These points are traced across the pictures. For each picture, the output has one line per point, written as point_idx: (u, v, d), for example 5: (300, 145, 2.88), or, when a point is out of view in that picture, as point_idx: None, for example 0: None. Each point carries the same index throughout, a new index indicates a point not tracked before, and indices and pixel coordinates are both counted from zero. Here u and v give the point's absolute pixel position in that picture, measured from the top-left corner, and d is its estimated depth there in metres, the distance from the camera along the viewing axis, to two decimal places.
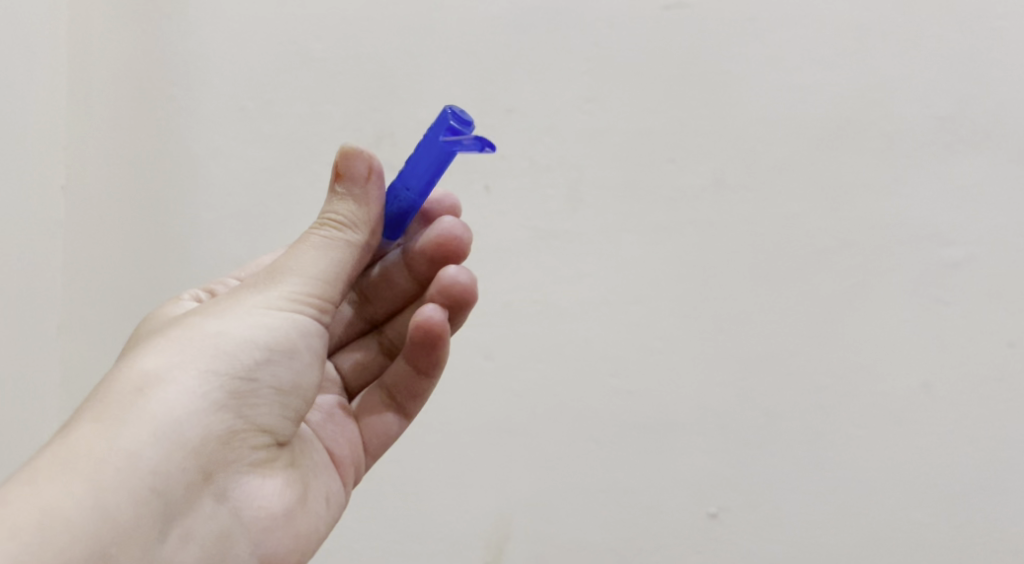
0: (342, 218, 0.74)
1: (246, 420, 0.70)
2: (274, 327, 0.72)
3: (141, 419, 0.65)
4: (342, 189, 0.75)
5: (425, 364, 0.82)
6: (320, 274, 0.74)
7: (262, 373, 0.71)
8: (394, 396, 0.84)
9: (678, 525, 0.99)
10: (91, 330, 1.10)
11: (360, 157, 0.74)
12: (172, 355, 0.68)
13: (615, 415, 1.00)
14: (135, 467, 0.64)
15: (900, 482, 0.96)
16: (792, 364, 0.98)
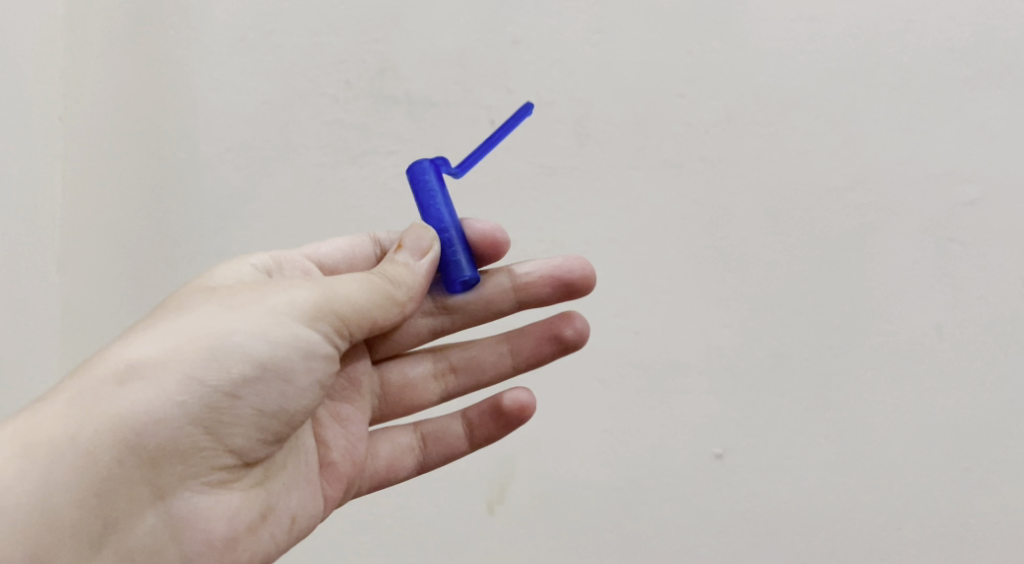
0: (386, 273, 0.76)
1: (214, 438, 0.69)
2: (276, 346, 0.70)
3: (116, 412, 0.68)
4: (405, 257, 0.78)
5: (478, 434, 0.86)
6: (346, 309, 0.73)
7: (245, 392, 0.70)
8: (424, 442, 0.86)
9: (688, 465, 0.98)
10: (85, 265, 1.08)
11: (430, 240, 0.79)
12: (169, 346, 0.69)
13: (622, 357, 0.98)
14: (93, 458, 0.67)
15: (908, 426, 0.95)
16: (806, 304, 0.96)
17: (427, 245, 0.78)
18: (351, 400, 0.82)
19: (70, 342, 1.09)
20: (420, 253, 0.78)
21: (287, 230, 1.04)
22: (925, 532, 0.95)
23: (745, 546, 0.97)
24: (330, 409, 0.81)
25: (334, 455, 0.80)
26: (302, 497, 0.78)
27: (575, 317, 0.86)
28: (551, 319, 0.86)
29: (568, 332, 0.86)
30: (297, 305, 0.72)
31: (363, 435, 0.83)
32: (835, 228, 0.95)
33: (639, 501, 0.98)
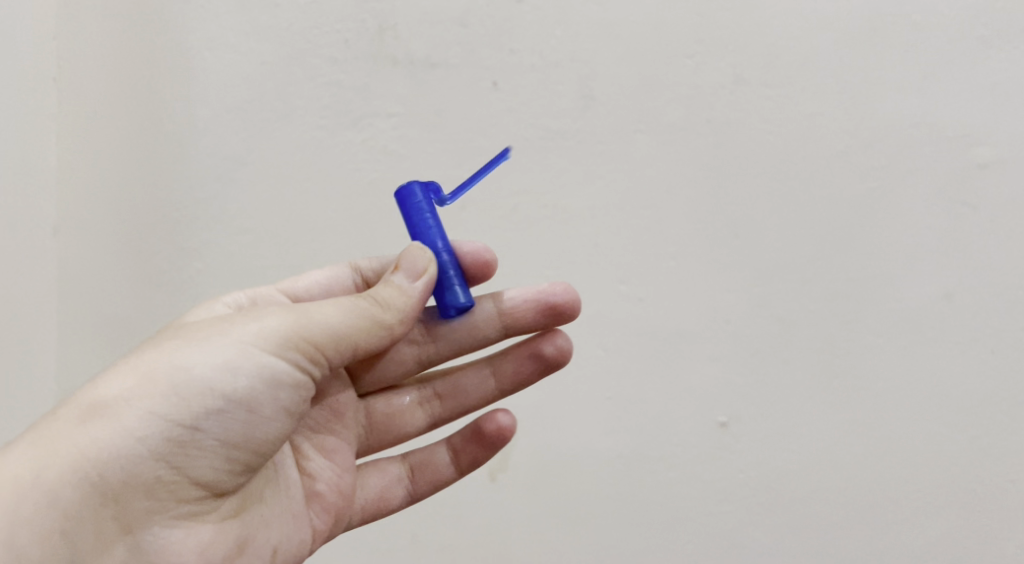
0: (378, 297, 0.75)
1: (178, 470, 0.69)
2: (240, 377, 0.70)
3: (82, 449, 0.68)
4: (399, 279, 0.76)
5: (463, 459, 0.86)
6: (320, 335, 0.72)
7: (207, 424, 0.70)
8: (413, 471, 0.86)
9: (691, 433, 0.97)
10: (81, 229, 1.07)
11: (424, 265, 0.77)
12: (132, 382, 0.69)
13: (625, 325, 0.97)
14: (59, 496, 0.67)
15: (916, 395, 0.94)
16: (814, 269, 0.94)
17: (423, 266, 0.77)
18: (335, 431, 0.82)
19: (67, 307, 1.08)
20: (415, 275, 0.76)
21: (284, 194, 1.02)
22: (929, 500, 0.95)
23: (748, 513, 0.97)
24: (315, 442, 0.80)
25: (321, 486, 0.80)
26: (289, 529, 0.77)
27: (556, 336, 0.85)
28: (530, 340, 0.85)
29: (548, 350, 0.85)
30: (263, 333, 0.71)
31: (351, 467, 0.82)
32: (844, 193, 0.93)
33: (641, 469, 0.97)
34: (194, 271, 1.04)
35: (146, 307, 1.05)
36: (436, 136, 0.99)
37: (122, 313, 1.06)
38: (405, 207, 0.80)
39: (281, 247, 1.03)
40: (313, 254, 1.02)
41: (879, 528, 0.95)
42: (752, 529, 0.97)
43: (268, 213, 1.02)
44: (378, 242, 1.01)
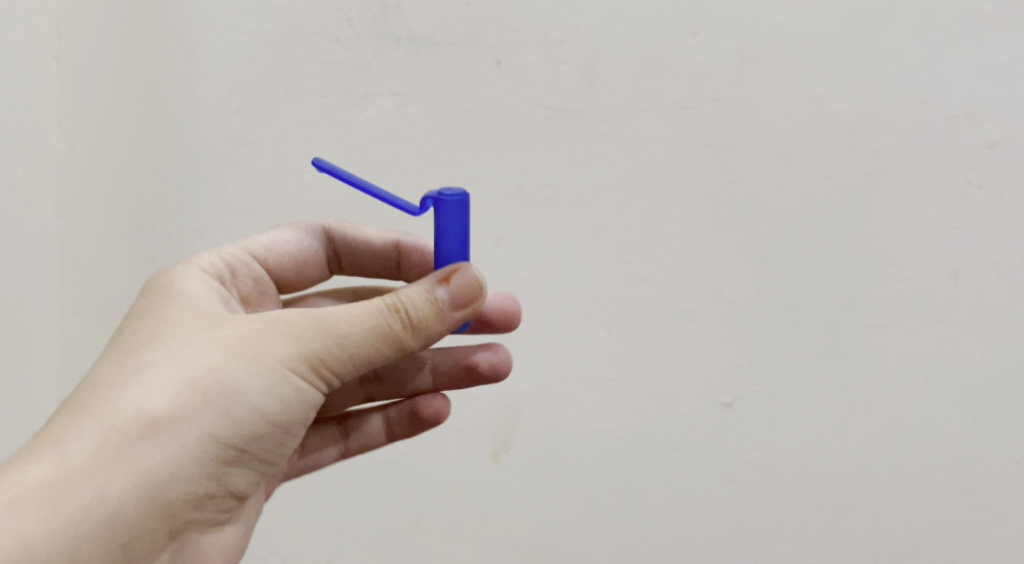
0: (425, 326, 0.71)
1: (223, 486, 0.69)
2: (289, 403, 0.69)
3: (137, 469, 0.64)
4: (442, 297, 0.71)
5: (397, 431, 0.89)
6: (357, 359, 0.69)
7: (254, 445, 0.69)
8: (348, 433, 0.88)
9: (695, 414, 0.96)
10: (82, 210, 1.07)
11: (477, 292, 0.71)
12: (179, 406, 0.65)
13: (628, 306, 0.96)
14: (116, 517, 0.64)
15: (920, 376, 0.94)
16: (819, 250, 0.94)
17: (479, 283, 0.71)
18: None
19: (69, 288, 1.08)
20: (458, 305, 0.71)
21: (286, 174, 1.01)
22: (932, 481, 0.95)
23: (751, 493, 0.97)
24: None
25: None
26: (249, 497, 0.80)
27: (496, 353, 0.88)
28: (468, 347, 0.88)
29: (482, 363, 0.88)
30: (312, 362, 0.68)
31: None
32: (850, 173, 0.92)
33: (644, 450, 0.97)
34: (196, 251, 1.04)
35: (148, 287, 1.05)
36: (438, 115, 0.98)
37: (125, 295, 1.06)
38: (439, 213, 0.74)
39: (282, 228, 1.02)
40: None
41: (881, 509, 0.96)
42: (755, 510, 0.97)
43: (271, 194, 1.02)
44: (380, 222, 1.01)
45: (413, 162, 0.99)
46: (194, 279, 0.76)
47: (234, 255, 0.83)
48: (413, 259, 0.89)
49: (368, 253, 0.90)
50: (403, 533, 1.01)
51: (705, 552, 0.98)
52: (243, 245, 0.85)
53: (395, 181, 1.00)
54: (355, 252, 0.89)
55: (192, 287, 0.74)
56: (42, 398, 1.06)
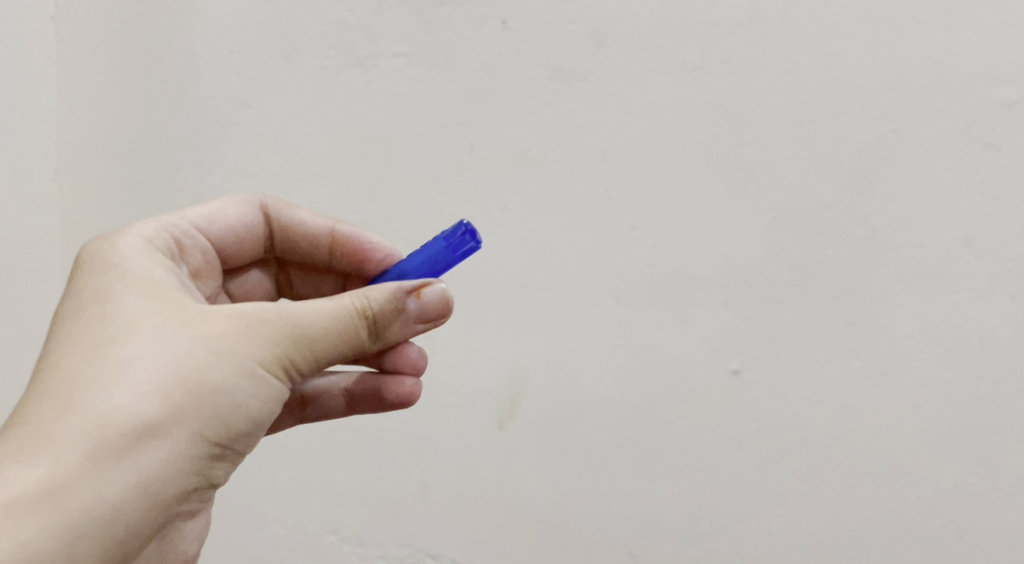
0: (387, 329, 0.75)
1: (206, 481, 0.69)
2: (268, 398, 0.69)
3: (130, 473, 0.64)
4: (410, 307, 0.75)
5: (360, 403, 0.88)
6: (326, 359, 0.72)
7: (237, 442, 0.69)
8: (305, 403, 0.86)
9: (702, 381, 0.95)
10: (81, 175, 1.05)
11: (444, 307, 0.76)
12: (169, 407, 0.65)
13: (635, 271, 0.95)
14: (113, 518, 0.64)
15: (932, 343, 0.92)
16: (831, 213, 0.92)
17: (449, 302, 0.76)
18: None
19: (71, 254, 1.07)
20: (422, 315, 0.76)
21: (287, 137, 1.00)
22: (945, 449, 0.93)
23: (759, 462, 0.95)
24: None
25: None
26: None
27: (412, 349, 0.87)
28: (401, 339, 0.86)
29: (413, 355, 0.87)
30: (289, 360, 0.70)
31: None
32: (864, 134, 0.90)
33: (651, 417, 0.96)
34: None
35: None
36: (442, 77, 0.96)
37: None
38: (443, 240, 0.78)
39: (284, 193, 1.01)
40: (318, 199, 1.00)
41: (892, 477, 0.94)
42: (763, 478, 0.95)
43: (272, 159, 1.00)
44: (382, 188, 0.99)
45: (417, 125, 0.97)
46: (148, 260, 0.73)
47: (178, 227, 0.80)
48: (345, 245, 0.87)
49: (300, 237, 0.88)
50: (409, 496, 1.02)
51: (712, 521, 0.97)
52: (185, 215, 0.82)
53: (399, 146, 0.98)
54: (291, 233, 0.88)
55: (151, 271, 0.72)
56: None
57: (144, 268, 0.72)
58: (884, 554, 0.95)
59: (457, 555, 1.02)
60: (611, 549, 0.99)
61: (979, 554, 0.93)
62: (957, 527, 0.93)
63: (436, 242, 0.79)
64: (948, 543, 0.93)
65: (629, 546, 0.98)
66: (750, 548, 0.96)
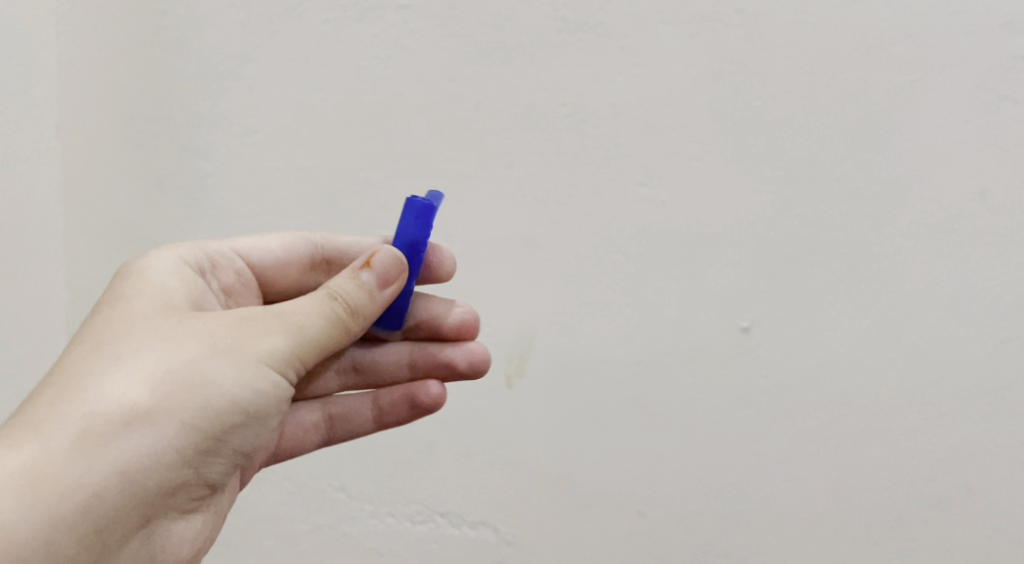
0: (358, 309, 0.72)
1: (197, 474, 0.68)
2: (264, 392, 0.68)
3: (115, 458, 0.64)
4: (367, 279, 0.72)
5: (388, 419, 0.86)
6: (316, 353, 0.70)
7: (232, 435, 0.68)
8: (333, 419, 0.85)
9: (712, 338, 0.94)
10: (83, 131, 1.03)
11: (400, 268, 0.74)
12: (157, 396, 0.65)
13: (645, 227, 0.93)
14: (95, 505, 0.64)
15: (945, 300, 0.91)
16: (845, 167, 0.90)
17: (401, 261, 0.74)
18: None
19: (73, 212, 1.05)
20: (384, 283, 0.73)
21: (292, 92, 0.98)
22: (956, 407, 0.92)
23: (769, 420, 0.94)
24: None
25: None
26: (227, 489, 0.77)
27: (470, 348, 0.86)
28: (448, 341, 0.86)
29: (464, 361, 0.86)
30: (281, 353, 0.69)
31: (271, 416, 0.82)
32: (879, 87, 0.89)
33: (659, 376, 0.95)
34: (200, 173, 1.01)
35: (153, 211, 1.02)
36: (449, 29, 0.94)
37: (128, 216, 1.03)
38: (401, 228, 0.76)
39: (285, 150, 0.99)
40: (321, 156, 0.98)
41: (902, 434, 0.93)
42: (772, 436, 0.95)
43: (276, 114, 0.99)
44: (389, 144, 0.97)
45: (421, 80, 0.95)
46: (167, 270, 0.75)
47: (221, 251, 0.80)
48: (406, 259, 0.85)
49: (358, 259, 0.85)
50: (418, 456, 1.01)
51: (722, 480, 0.96)
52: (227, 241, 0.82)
53: (404, 101, 0.96)
54: (344, 262, 0.85)
55: (163, 279, 0.74)
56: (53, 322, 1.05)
57: (155, 275, 0.74)
58: (892, 510, 0.94)
59: (464, 513, 1.01)
60: (618, 507, 0.98)
61: (988, 510, 0.93)
62: (966, 483, 0.93)
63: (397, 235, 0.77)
64: (957, 500, 0.93)
65: (636, 504, 0.97)
66: (761, 506, 0.96)
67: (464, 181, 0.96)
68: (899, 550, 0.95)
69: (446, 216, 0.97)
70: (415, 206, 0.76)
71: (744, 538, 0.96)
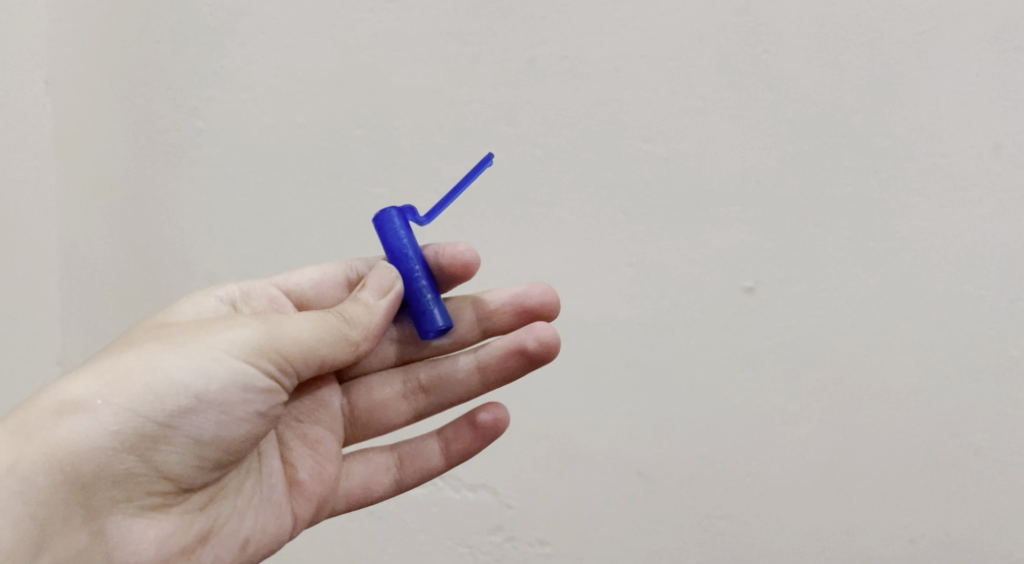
0: (343, 311, 0.74)
1: (148, 463, 0.68)
2: (215, 377, 0.68)
3: (58, 438, 0.66)
4: (366, 297, 0.75)
5: (454, 449, 0.82)
6: (288, 345, 0.70)
7: (182, 422, 0.68)
8: (401, 460, 0.82)
9: (716, 297, 0.92)
10: (72, 88, 1.00)
11: (393, 281, 0.76)
12: (107, 381, 0.68)
13: (648, 183, 0.91)
14: (33, 481, 0.65)
15: (954, 257, 0.89)
16: (851, 121, 0.88)
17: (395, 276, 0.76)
18: (320, 421, 0.79)
19: (65, 171, 1.02)
20: (381, 293, 0.76)
21: (286, 47, 0.96)
22: (964, 365, 0.90)
23: (774, 381, 0.93)
24: (299, 432, 0.78)
25: (303, 475, 0.77)
26: (264, 516, 0.75)
27: (539, 329, 0.81)
28: (514, 343, 0.82)
29: (531, 345, 0.81)
30: (235, 340, 0.69)
31: (334, 455, 0.79)
32: (885, 38, 0.87)
33: (663, 336, 0.94)
34: (194, 131, 0.98)
35: (143, 169, 1.00)
36: None
37: (118, 176, 1.01)
38: (385, 240, 0.78)
39: (281, 107, 0.96)
40: (316, 113, 0.96)
41: (910, 395, 0.91)
42: (777, 396, 0.93)
43: (270, 69, 0.96)
44: (385, 100, 0.94)
45: (420, 35, 0.93)
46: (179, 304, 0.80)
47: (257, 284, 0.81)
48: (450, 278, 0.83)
49: None
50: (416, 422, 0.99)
51: (725, 442, 0.94)
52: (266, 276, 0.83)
53: (401, 55, 0.94)
54: None
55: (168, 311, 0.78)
56: (42, 283, 1.03)
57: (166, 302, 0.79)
58: (899, 471, 0.93)
59: (465, 477, 0.99)
60: (620, 470, 0.96)
61: (996, 470, 0.92)
62: (974, 444, 0.91)
63: (385, 248, 0.78)
64: (965, 461, 0.92)
65: (638, 466, 0.96)
66: (765, 469, 0.94)
67: (463, 138, 0.94)
68: (907, 513, 0.93)
69: (445, 174, 0.94)
70: (389, 213, 0.77)
71: (748, 499, 0.95)
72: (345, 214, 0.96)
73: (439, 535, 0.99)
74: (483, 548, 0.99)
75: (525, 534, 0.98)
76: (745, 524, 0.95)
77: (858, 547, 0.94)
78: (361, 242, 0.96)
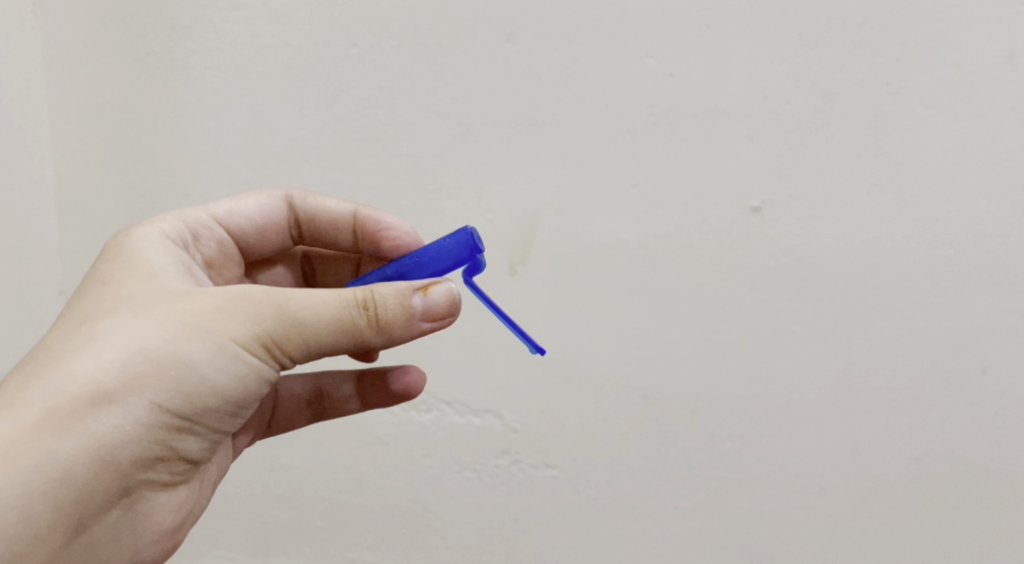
0: (386, 325, 0.69)
1: (173, 451, 0.69)
2: (240, 377, 0.68)
3: (88, 435, 0.66)
4: (416, 308, 0.69)
5: (370, 398, 0.87)
6: (319, 348, 0.68)
7: (204, 417, 0.69)
8: (322, 397, 0.87)
9: (723, 218, 0.90)
10: (60, 10, 0.97)
11: (453, 307, 0.70)
12: (135, 375, 0.66)
13: (653, 101, 0.89)
14: (71, 474, 0.65)
15: (966, 171, 0.87)
16: (866, 29, 0.85)
17: (456, 299, 0.70)
18: None
19: (58, 98, 1.00)
20: (431, 316, 0.70)
21: None
22: (973, 282, 0.89)
23: (780, 302, 0.92)
24: None
25: None
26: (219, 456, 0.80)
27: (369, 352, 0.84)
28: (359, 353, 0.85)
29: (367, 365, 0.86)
30: (262, 341, 0.68)
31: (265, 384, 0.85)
32: None
33: (667, 259, 0.92)
34: (187, 53, 0.95)
35: (138, 96, 0.97)
36: None
37: (113, 104, 0.98)
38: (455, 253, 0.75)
39: (272, 26, 0.93)
40: (308, 32, 0.92)
41: (917, 313, 0.91)
42: (784, 318, 0.92)
43: None
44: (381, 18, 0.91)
45: None
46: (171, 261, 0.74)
47: (200, 219, 0.81)
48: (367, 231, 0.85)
49: (325, 225, 0.85)
50: (417, 349, 0.99)
51: (730, 363, 0.94)
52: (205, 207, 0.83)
53: None
54: (315, 223, 0.85)
55: (161, 264, 0.73)
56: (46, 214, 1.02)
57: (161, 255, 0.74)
58: (904, 389, 0.93)
59: (470, 402, 0.99)
60: (625, 394, 0.96)
61: (1002, 387, 0.91)
62: (981, 361, 0.91)
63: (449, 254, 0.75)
64: (971, 378, 0.91)
65: (644, 391, 0.96)
66: (770, 389, 0.94)
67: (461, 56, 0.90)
68: (911, 431, 0.94)
69: (443, 94, 0.92)
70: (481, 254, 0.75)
71: (752, 421, 0.95)
72: (341, 138, 0.94)
73: (444, 459, 1.01)
74: (490, 470, 1.00)
75: (531, 457, 0.99)
76: (749, 444, 0.96)
77: (861, 465, 0.95)
78: (358, 167, 0.95)
